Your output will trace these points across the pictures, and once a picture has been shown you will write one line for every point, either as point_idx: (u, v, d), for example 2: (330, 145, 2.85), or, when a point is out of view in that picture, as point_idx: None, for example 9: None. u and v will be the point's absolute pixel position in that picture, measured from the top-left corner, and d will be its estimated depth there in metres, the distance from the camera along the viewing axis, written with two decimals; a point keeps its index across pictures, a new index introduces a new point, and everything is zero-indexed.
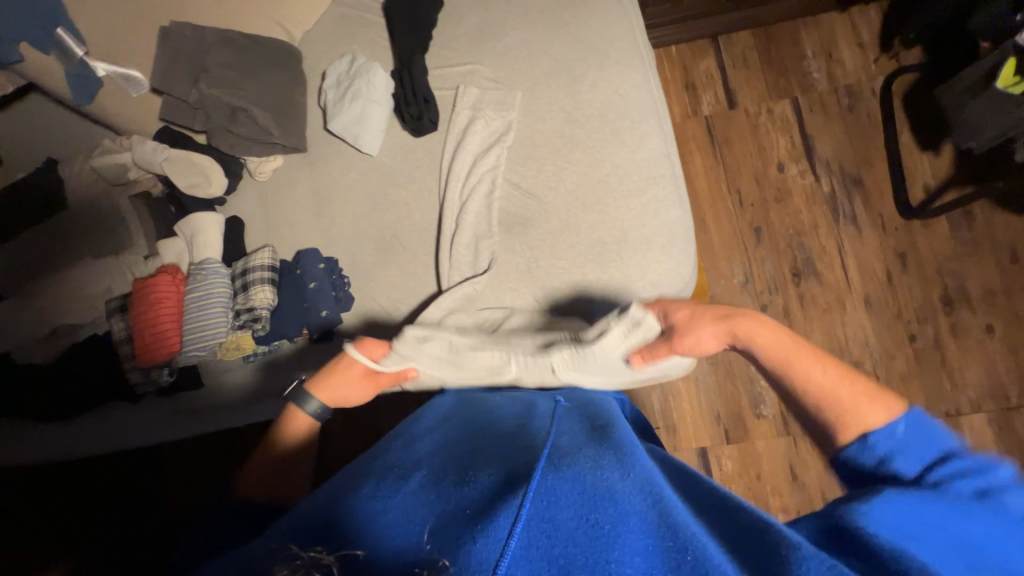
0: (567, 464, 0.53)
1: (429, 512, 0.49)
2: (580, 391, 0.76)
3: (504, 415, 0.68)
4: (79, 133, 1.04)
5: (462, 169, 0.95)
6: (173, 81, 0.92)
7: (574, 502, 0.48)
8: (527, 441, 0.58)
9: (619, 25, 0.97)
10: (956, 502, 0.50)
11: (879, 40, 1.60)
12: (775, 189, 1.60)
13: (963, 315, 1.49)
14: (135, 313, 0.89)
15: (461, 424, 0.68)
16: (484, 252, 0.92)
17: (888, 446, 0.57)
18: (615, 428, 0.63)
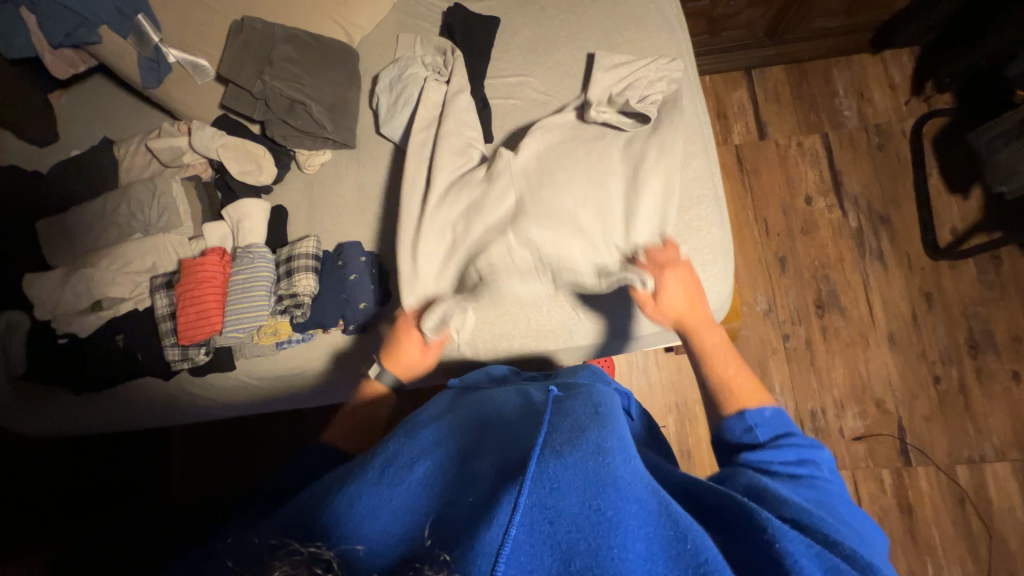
0: (566, 449, 0.51)
1: (429, 503, 0.50)
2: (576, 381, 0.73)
3: (507, 410, 0.66)
4: (141, 117, 1.09)
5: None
6: (240, 68, 0.96)
7: (575, 487, 0.47)
8: (529, 432, 0.56)
9: (670, 52, 1.00)
10: (813, 490, 0.57)
11: (910, 83, 1.64)
12: (802, 220, 1.61)
13: (989, 360, 1.48)
14: (180, 290, 0.89)
15: (463, 417, 0.66)
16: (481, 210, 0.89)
17: (758, 422, 0.65)
18: (611, 415, 0.59)
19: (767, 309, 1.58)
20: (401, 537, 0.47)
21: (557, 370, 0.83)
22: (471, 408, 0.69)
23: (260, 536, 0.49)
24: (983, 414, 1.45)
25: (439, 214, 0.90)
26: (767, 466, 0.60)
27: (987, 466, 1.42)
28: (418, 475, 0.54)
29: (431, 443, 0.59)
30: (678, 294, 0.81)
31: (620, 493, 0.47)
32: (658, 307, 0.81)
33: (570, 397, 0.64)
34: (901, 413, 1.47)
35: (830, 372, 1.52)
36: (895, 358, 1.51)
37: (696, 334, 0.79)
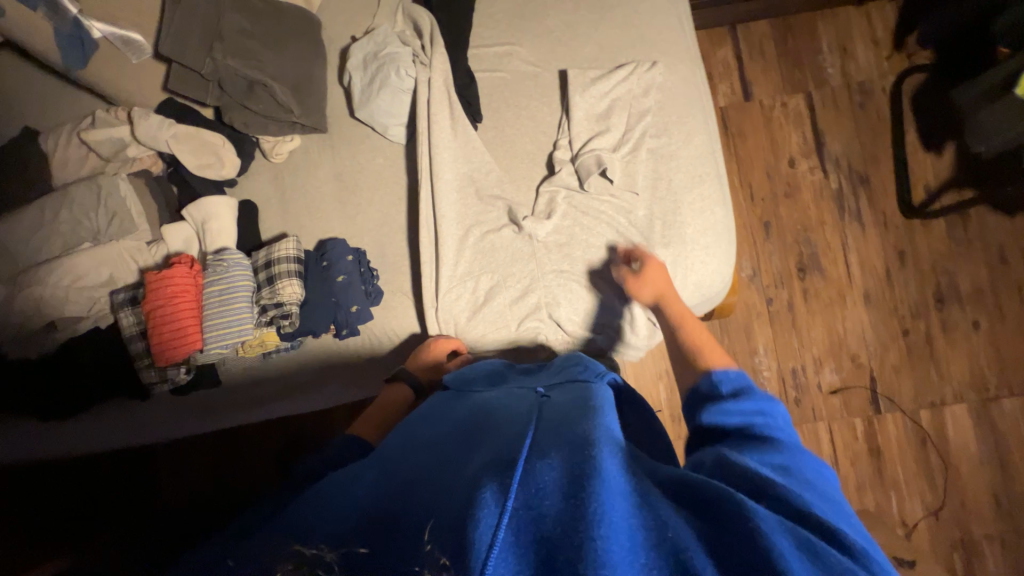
0: (551, 451, 0.49)
1: (414, 502, 0.49)
2: (574, 372, 0.73)
3: (497, 408, 0.65)
4: (68, 103, 0.94)
5: (504, 207, 0.90)
6: (185, 44, 0.82)
7: (556, 485, 0.45)
8: (516, 434, 0.55)
9: (665, 14, 0.92)
10: (785, 452, 0.53)
11: (893, 37, 1.61)
12: (785, 183, 1.62)
13: (953, 311, 1.57)
14: (147, 307, 0.81)
15: (453, 420, 0.65)
16: (497, 219, 0.90)
17: (729, 382, 0.63)
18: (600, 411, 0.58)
19: (752, 274, 1.61)
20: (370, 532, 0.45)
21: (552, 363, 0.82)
22: (460, 410, 0.68)
23: (250, 542, 0.47)
24: (945, 362, 1.55)
25: (448, 219, 0.88)
26: (733, 426, 0.58)
27: (946, 409, 1.54)
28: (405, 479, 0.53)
29: (417, 449, 0.59)
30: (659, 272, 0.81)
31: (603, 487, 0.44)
32: (637, 279, 0.81)
33: (561, 400, 0.63)
34: (873, 365, 1.57)
35: (809, 332, 1.59)
36: (869, 315, 1.58)
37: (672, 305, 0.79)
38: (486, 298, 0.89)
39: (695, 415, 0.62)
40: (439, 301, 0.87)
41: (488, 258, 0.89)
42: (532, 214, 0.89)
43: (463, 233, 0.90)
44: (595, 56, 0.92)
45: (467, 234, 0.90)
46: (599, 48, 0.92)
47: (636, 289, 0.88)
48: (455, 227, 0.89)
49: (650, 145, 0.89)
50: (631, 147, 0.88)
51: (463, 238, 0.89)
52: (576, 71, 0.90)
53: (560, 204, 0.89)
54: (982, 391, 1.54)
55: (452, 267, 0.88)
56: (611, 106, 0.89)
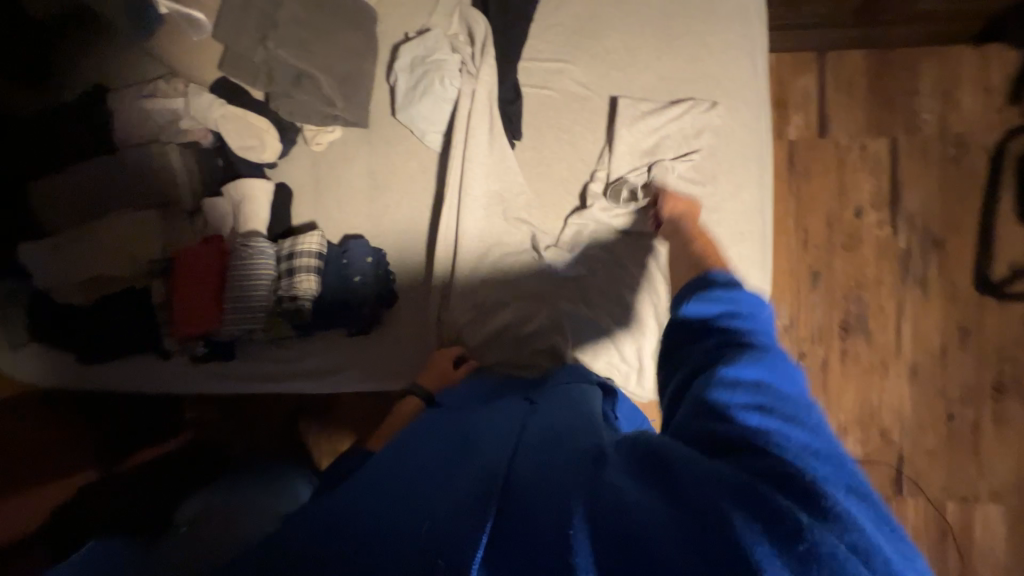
0: (522, 460, 0.51)
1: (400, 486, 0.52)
2: (571, 380, 0.72)
3: (489, 414, 0.66)
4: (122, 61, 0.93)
5: (528, 233, 0.88)
6: (242, 31, 0.86)
7: (516, 498, 0.46)
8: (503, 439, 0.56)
9: (738, 49, 0.84)
10: (760, 364, 0.47)
11: (1008, 88, 1.42)
12: (846, 233, 1.48)
13: (1011, 405, 1.42)
14: (177, 281, 0.86)
15: (448, 420, 0.67)
16: (520, 244, 0.88)
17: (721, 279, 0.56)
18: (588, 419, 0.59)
19: (789, 324, 1.50)
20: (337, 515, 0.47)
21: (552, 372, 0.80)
22: (458, 412, 0.70)
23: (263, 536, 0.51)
24: (989, 457, 1.42)
25: (470, 236, 0.87)
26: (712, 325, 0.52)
27: (979, 507, 1.41)
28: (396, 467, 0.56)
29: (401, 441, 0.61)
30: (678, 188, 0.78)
31: (558, 490, 0.45)
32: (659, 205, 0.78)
33: (548, 405, 0.64)
34: (904, 445, 1.45)
35: (840, 396, 1.48)
36: (912, 391, 1.45)
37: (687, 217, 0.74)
38: (494, 321, 0.88)
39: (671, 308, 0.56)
40: (445, 312, 0.89)
41: (504, 281, 0.88)
42: (555, 245, 0.88)
43: (482, 251, 0.89)
44: (650, 86, 0.86)
45: (487, 253, 0.88)
46: (656, 78, 0.86)
47: (649, 339, 0.86)
48: (476, 245, 0.88)
49: (695, 190, 0.82)
50: (671, 191, 0.84)
51: (482, 256, 0.88)
52: (627, 101, 0.86)
53: (586, 239, 0.86)
54: None
55: (466, 284, 0.88)
56: (657, 142, 0.85)
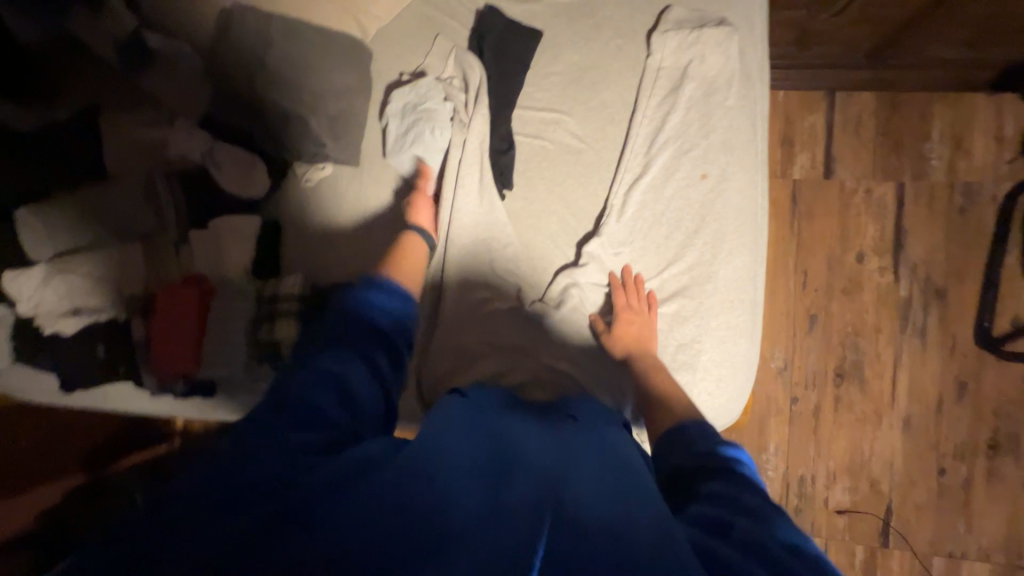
0: (576, 492, 0.48)
1: (456, 482, 0.47)
2: (593, 415, 0.71)
3: (535, 429, 0.63)
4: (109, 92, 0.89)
5: (515, 288, 0.87)
6: (232, 71, 0.85)
7: (575, 530, 0.43)
8: (553, 464, 0.53)
9: (737, 111, 0.83)
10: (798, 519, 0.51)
11: (1020, 139, 1.39)
12: (846, 278, 1.45)
13: (1005, 463, 1.39)
14: (156, 320, 0.87)
15: (490, 418, 0.63)
16: (509, 297, 0.87)
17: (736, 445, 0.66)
18: (635, 470, 0.56)
19: (783, 367, 1.48)
20: (378, 495, 0.44)
21: (556, 401, 0.78)
22: (495, 410, 0.66)
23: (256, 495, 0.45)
24: (979, 514, 1.39)
25: (457, 285, 0.87)
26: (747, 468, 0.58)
27: (966, 564, 1.39)
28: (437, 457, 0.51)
29: (437, 425, 0.59)
30: (638, 298, 0.83)
31: (618, 529, 0.43)
32: (609, 335, 0.83)
33: (582, 439, 0.61)
34: (892, 497, 1.43)
35: (830, 443, 1.46)
36: (904, 443, 1.43)
37: (643, 354, 0.81)
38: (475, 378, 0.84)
39: (700, 443, 0.62)
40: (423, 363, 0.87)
41: (488, 334, 0.86)
42: (541, 300, 0.87)
43: (469, 301, 0.87)
44: (646, 147, 0.84)
45: (474, 303, 0.87)
46: (652, 136, 0.84)
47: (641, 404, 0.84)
48: (463, 295, 0.87)
49: (691, 261, 0.83)
50: (670, 266, 0.84)
51: (468, 307, 0.87)
52: (624, 158, 0.84)
53: (573, 297, 0.85)
54: (1012, 557, 1.38)
55: (449, 336, 0.87)
56: (654, 215, 0.84)
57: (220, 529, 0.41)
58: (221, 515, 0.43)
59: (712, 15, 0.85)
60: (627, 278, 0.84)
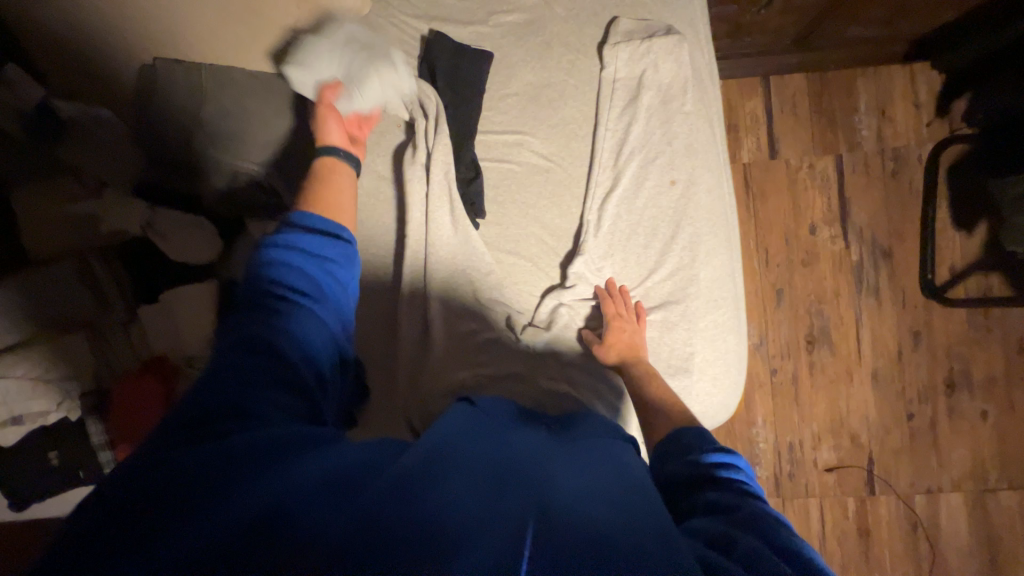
0: (584, 494, 0.46)
1: (448, 487, 0.43)
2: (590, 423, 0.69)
3: (532, 436, 0.60)
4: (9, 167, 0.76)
5: (504, 315, 0.85)
6: (165, 132, 0.77)
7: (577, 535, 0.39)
8: (553, 469, 0.50)
9: (696, 116, 0.85)
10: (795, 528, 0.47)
11: (935, 102, 1.51)
12: (803, 251, 1.54)
13: (962, 399, 1.52)
14: (117, 416, 0.79)
15: (486, 423, 0.60)
16: (497, 326, 0.84)
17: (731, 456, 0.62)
18: (634, 473, 0.54)
19: (758, 342, 1.55)
20: (383, 498, 0.40)
21: (564, 416, 0.75)
22: (485, 416, 0.62)
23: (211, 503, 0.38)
24: (947, 449, 1.52)
25: (441, 322, 0.84)
26: (742, 477, 0.55)
27: (942, 496, 1.51)
28: (430, 461, 0.46)
29: (440, 428, 0.55)
30: (625, 307, 0.83)
31: (623, 532, 0.41)
32: (601, 345, 0.81)
33: (581, 446, 0.60)
34: (872, 447, 1.52)
35: (812, 406, 1.53)
36: (875, 395, 1.53)
37: (637, 361, 0.79)
38: None
39: (697, 451, 0.60)
40: (418, 412, 0.82)
41: (482, 369, 0.83)
42: (532, 324, 0.85)
43: (457, 338, 0.84)
44: (614, 159, 0.84)
45: (462, 338, 0.84)
46: (617, 148, 0.84)
47: (631, 411, 0.85)
48: (447, 330, 0.84)
49: (672, 266, 0.84)
50: (653, 274, 0.84)
51: (456, 344, 0.84)
52: (593, 174, 0.84)
53: (563, 318, 0.84)
54: (980, 482, 1.51)
55: (440, 377, 0.82)
56: (630, 224, 0.84)
57: (209, 527, 0.36)
58: (208, 511, 0.37)
59: (660, 24, 0.86)
60: (613, 289, 0.84)
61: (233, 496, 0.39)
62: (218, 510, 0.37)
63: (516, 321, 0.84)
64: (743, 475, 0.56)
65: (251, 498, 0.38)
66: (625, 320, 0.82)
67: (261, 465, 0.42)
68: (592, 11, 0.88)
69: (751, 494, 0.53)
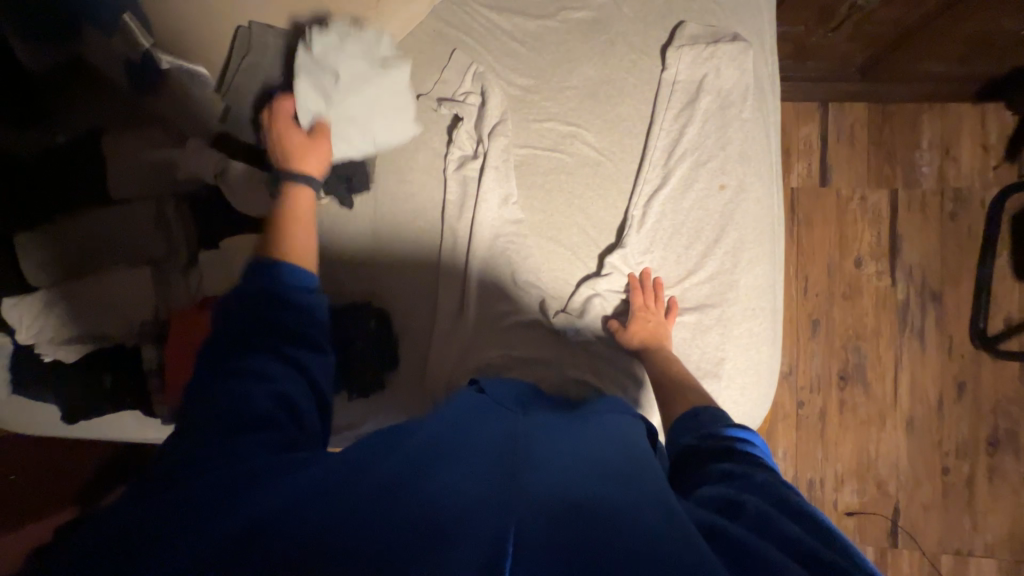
0: (583, 474, 0.46)
1: (447, 478, 0.44)
2: (610, 403, 0.69)
3: (535, 420, 0.60)
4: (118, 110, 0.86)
5: (538, 298, 0.86)
6: (249, 93, 0.85)
7: (571, 513, 0.40)
8: (552, 451, 0.51)
9: (753, 124, 0.86)
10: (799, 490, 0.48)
11: (1004, 146, 1.45)
12: (846, 283, 1.48)
13: (1005, 460, 1.43)
14: (170, 348, 0.84)
15: (493, 410, 0.61)
16: (530, 308, 0.86)
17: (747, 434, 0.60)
18: (634, 447, 0.54)
19: (788, 371, 1.50)
20: (371, 491, 0.42)
21: (582, 402, 0.74)
22: (493, 403, 0.64)
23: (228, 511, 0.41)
24: (983, 511, 1.42)
25: (475, 296, 0.86)
26: (751, 447, 0.56)
27: (973, 560, 1.41)
28: (429, 455, 0.48)
29: (437, 420, 0.56)
30: (657, 302, 0.82)
31: (617, 508, 0.42)
32: (624, 330, 0.82)
33: (589, 425, 0.60)
34: (900, 497, 1.44)
35: (837, 445, 1.47)
36: (908, 442, 1.45)
37: (661, 352, 0.79)
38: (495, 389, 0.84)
39: (715, 426, 0.60)
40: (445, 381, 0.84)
41: (509, 349, 0.84)
42: (563, 310, 0.85)
43: (489, 316, 0.86)
44: (666, 159, 0.85)
45: (494, 317, 0.86)
46: (669, 150, 0.85)
47: (650, 396, 0.84)
48: (479, 304, 0.86)
49: (712, 269, 0.83)
50: (691, 275, 0.84)
51: (487, 321, 0.86)
52: (645, 172, 0.85)
53: (595, 308, 0.84)
54: (1017, 552, 1.41)
55: (468, 350, 0.85)
56: (674, 224, 0.85)
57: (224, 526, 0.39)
58: (224, 518, 0.40)
59: (727, 32, 0.88)
60: (646, 280, 0.83)
61: (249, 502, 0.42)
62: (208, 525, 0.40)
63: (549, 304, 0.86)
64: (750, 444, 0.56)
65: (242, 516, 0.40)
66: (649, 312, 0.82)
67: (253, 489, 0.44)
68: (659, 15, 0.90)
69: (758, 460, 0.53)
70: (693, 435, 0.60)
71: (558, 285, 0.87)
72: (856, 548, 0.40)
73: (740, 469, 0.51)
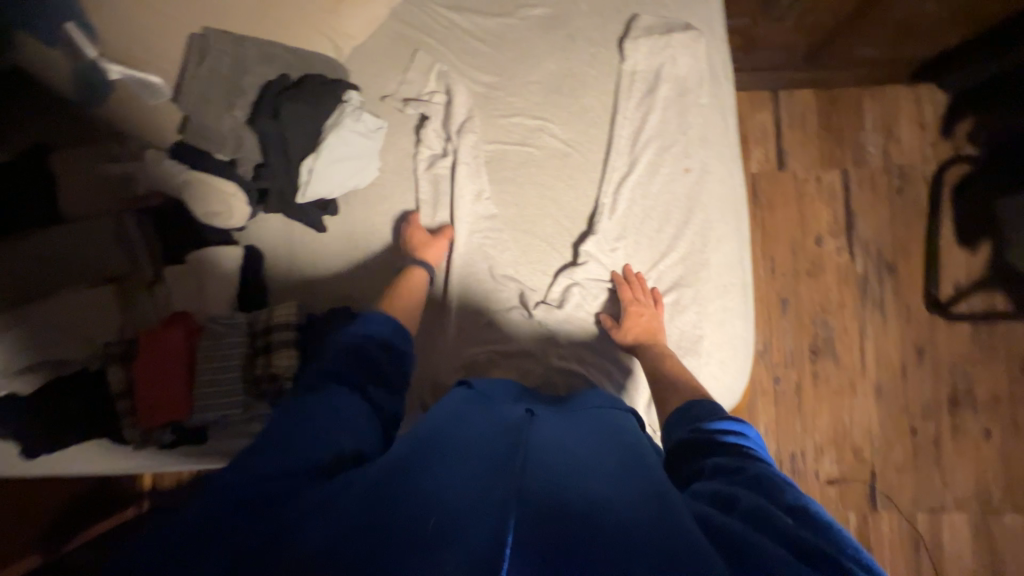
0: (576, 473, 0.46)
1: (439, 488, 0.43)
2: (596, 395, 0.71)
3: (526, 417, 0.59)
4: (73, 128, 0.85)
5: (517, 291, 0.87)
6: (208, 99, 0.81)
7: (567, 518, 0.40)
8: (545, 448, 0.50)
9: (710, 109, 0.90)
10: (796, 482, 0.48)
11: (940, 123, 1.56)
12: (809, 261, 1.56)
13: (965, 417, 1.52)
14: (139, 369, 0.79)
15: (483, 412, 0.60)
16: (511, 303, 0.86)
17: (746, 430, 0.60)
18: (626, 441, 0.54)
19: (763, 349, 1.55)
20: (358, 514, 0.41)
21: (569, 397, 0.74)
22: (483, 406, 0.62)
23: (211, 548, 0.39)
24: (950, 468, 1.50)
25: (455, 296, 0.86)
26: (747, 437, 0.56)
27: (945, 515, 1.49)
28: (418, 464, 0.46)
29: (424, 427, 0.55)
30: (644, 292, 0.84)
31: (612, 507, 0.41)
32: (618, 328, 0.83)
33: (581, 422, 0.60)
34: (875, 461, 1.51)
35: (814, 417, 1.53)
36: (878, 408, 1.53)
37: (656, 343, 0.80)
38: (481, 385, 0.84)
39: (703, 419, 0.59)
40: (430, 382, 0.83)
41: (492, 344, 0.84)
42: (544, 301, 0.86)
43: (471, 313, 0.86)
44: (631, 147, 0.88)
45: (476, 314, 0.86)
46: (633, 138, 0.88)
47: (637, 382, 0.85)
48: (462, 304, 0.86)
49: (683, 251, 0.86)
50: (665, 257, 0.86)
51: (470, 319, 0.86)
52: (612, 160, 0.88)
53: (575, 297, 0.86)
54: (983, 503, 1.49)
55: (452, 348, 0.84)
56: (645, 209, 0.87)
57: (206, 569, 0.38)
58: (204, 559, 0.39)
59: (679, 22, 0.91)
60: (629, 275, 0.85)
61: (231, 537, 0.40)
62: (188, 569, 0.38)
63: (529, 296, 0.87)
64: (746, 435, 0.56)
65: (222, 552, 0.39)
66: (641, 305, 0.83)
67: (231, 518, 0.42)
68: (614, 9, 0.93)
69: (753, 452, 0.53)
70: (688, 427, 0.60)
71: (536, 277, 0.87)
72: (852, 539, 0.41)
73: (735, 462, 0.51)
